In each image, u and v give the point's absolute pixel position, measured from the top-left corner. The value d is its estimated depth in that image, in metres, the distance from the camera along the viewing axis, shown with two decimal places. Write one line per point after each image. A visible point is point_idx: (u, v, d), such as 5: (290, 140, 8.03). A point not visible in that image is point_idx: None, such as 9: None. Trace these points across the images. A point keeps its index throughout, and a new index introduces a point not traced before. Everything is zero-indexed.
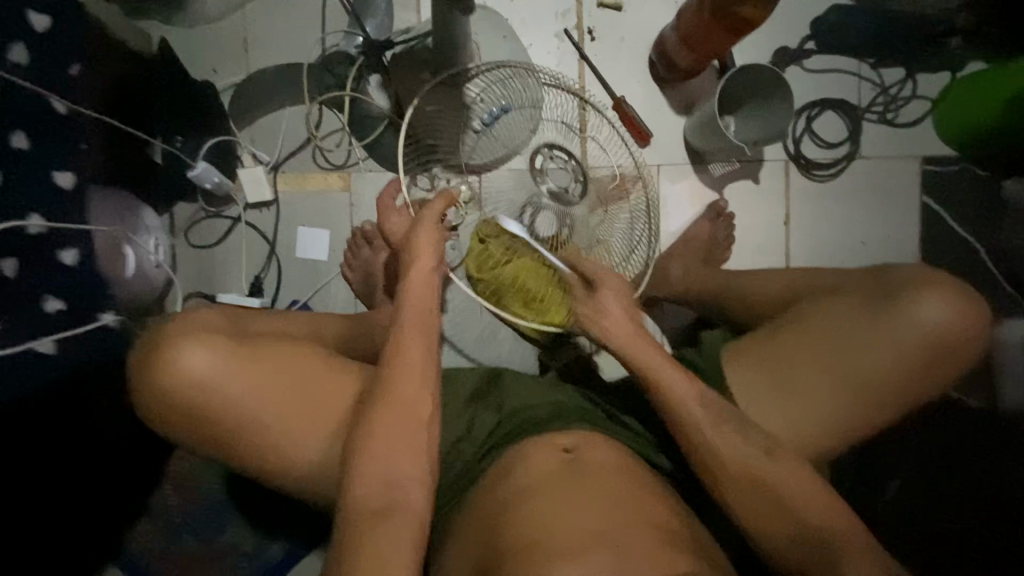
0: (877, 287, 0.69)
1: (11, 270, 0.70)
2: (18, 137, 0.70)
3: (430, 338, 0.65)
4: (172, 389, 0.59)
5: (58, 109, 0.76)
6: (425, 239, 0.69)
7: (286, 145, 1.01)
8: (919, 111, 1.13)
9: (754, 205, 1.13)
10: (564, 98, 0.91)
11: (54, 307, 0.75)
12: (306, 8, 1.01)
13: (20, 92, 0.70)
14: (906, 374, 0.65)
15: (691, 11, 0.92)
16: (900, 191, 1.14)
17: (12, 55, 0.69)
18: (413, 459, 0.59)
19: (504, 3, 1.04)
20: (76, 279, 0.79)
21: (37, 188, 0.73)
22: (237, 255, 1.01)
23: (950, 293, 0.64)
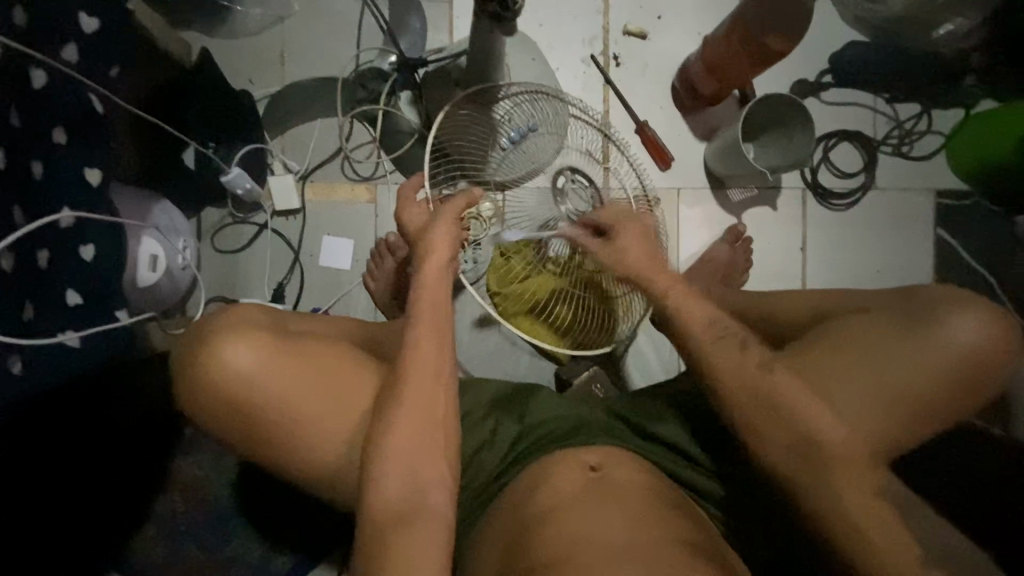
0: (908, 304, 0.64)
1: (90, 254, 0.66)
2: (55, 132, 0.62)
3: (444, 329, 0.64)
4: (212, 384, 0.59)
5: (95, 107, 0.66)
6: (440, 234, 0.70)
7: (316, 155, 1.03)
8: (930, 146, 1.17)
9: (771, 230, 1.15)
10: (586, 129, 0.99)
11: (73, 301, 0.66)
12: (342, 25, 1.04)
13: (73, 91, 0.64)
14: (939, 396, 0.60)
15: (717, 41, 0.95)
16: (912, 221, 1.17)
17: (62, 53, 0.62)
18: (441, 467, 0.58)
19: (533, 27, 1.08)
20: (90, 272, 0.67)
21: (71, 188, 0.64)
22: (261, 261, 1.02)
23: (982, 316, 0.61)
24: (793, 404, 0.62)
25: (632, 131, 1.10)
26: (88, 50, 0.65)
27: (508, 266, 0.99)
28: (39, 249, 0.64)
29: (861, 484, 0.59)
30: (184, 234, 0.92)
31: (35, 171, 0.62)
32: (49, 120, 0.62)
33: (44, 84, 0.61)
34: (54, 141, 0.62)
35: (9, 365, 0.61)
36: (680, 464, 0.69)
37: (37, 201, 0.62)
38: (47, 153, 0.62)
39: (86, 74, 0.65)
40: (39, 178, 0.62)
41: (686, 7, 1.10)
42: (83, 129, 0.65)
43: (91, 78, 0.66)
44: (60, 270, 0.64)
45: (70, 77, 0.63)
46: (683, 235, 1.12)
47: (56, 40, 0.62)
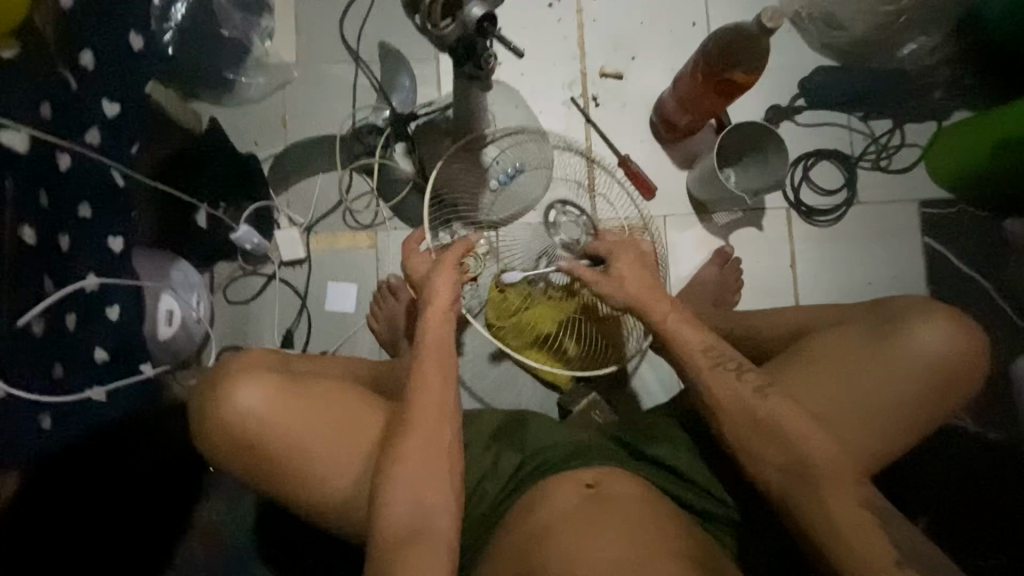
0: (876, 316, 0.68)
1: (114, 313, 0.73)
2: (80, 207, 0.69)
3: (448, 371, 0.67)
4: (229, 423, 0.63)
5: (116, 181, 0.73)
6: (442, 280, 0.73)
7: (318, 208, 1.10)
8: (909, 158, 1.20)
9: (760, 251, 1.18)
10: (574, 162, 1.06)
11: (99, 357, 0.72)
12: (338, 88, 1.13)
13: (95, 169, 0.70)
14: (914, 402, 0.62)
15: (685, 76, 1.01)
16: (900, 232, 1.18)
17: (86, 137, 0.68)
18: (439, 494, 0.61)
19: (515, 76, 1.15)
20: (119, 331, 0.74)
21: (93, 253, 0.70)
22: (270, 309, 1.08)
23: (948, 322, 0.63)
24: (792, 422, 0.62)
25: (615, 165, 1.15)
26: (111, 133, 0.70)
27: (506, 300, 1.00)
28: (67, 312, 0.68)
29: (861, 494, 0.59)
30: (198, 288, 0.97)
31: (62, 244, 0.67)
32: (74, 197, 0.68)
33: (68, 165, 0.67)
34: (80, 215, 0.69)
35: (39, 423, 0.66)
36: (681, 488, 0.70)
37: (63, 269, 0.68)
38: (73, 225, 0.68)
39: (113, 154, 0.71)
40: (65, 250, 0.68)
41: (658, 47, 1.17)
42: (103, 203, 0.71)
43: (115, 156, 0.72)
44: (88, 331, 0.70)
45: (92, 157, 0.69)
46: (673, 260, 1.16)
47: (81, 125, 0.67)
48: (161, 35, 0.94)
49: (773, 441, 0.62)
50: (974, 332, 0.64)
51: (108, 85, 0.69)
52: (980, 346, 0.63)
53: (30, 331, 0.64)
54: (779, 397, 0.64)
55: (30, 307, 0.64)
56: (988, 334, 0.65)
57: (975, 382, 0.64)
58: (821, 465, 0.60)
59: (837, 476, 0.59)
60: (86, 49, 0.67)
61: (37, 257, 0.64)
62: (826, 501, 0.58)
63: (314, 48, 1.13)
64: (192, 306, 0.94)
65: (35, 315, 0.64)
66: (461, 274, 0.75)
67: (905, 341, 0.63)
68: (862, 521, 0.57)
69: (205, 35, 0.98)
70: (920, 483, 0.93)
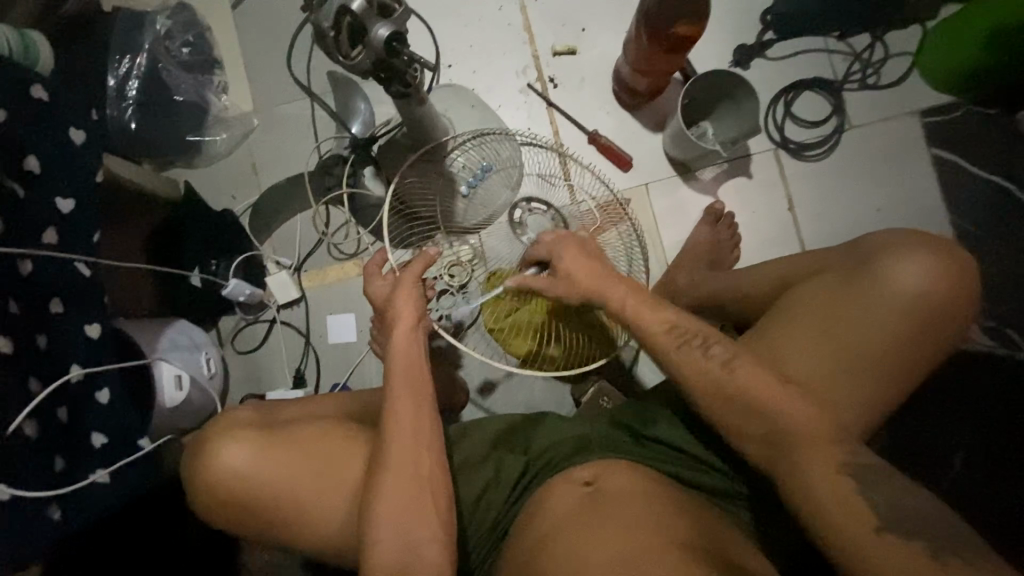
0: (853, 262, 0.68)
1: (106, 396, 0.77)
2: (53, 302, 0.73)
3: (420, 391, 0.68)
4: (219, 484, 0.66)
5: (83, 271, 0.76)
6: (403, 302, 0.74)
7: (303, 247, 1.12)
8: (900, 68, 1.10)
9: (755, 199, 1.11)
10: (540, 155, 1.03)
11: (99, 442, 0.75)
12: (299, 125, 1.14)
13: (60, 265, 0.73)
14: (903, 343, 0.63)
15: (633, 43, 0.99)
16: (904, 149, 1.09)
17: (44, 238, 0.72)
18: (426, 524, 0.62)
19: (467, 75, 1.13)
20: (114, 415, 0.77)
21: (74, 344, 0.74)
22: (278, 353, 1.11)
23: (927, 255, 0.64)
24: (762, 387, 0.63)
25: (586, 143, 1.11)
26: (68, 227, 0.75)
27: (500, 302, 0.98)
28: (59, 406, 0.72)
29: (840, 454, 0.59)
30: (204, 346, 1.01)
31: (41, 343, 0.71)
32: (44, 296, 0.72)
33: (32, 270, 0.70)
34: (52, 311, 0.72)
35: (48, 513, 0.68)
36: (686, 467, 0.70)
37: (49, 366, 0.71)
38: (48, 324, 0.72)
39: (75, 246, 0.75)
40: (44, 348, 0.71)
41: (605, 14, 1.13)
42: (77, 294, 0.75)
43: (78, 247, 0.75)
44: (82, 420, 0.74)
45: (55, 258, 0.73)
46: (663, 226, 1.11)
47: (36, 229, 0.71)
48: (121, 112, 0.97)
49: (749, 401, 0.62)
50: (953, 258, 0.64)
51: (64, 183, 0.75)
52: (964, 272, 0.64)
53: (20, 434, 0.66)
54: (750, 363, 0.64)
55: (16, 411, 0.66)
56: (973, 259, 0.65)
57: (967, 309, 0.64)
58: (802, 423, 0.60)
59: (818, 434, 0.60)
60: (30, 155, 0.71)
61: (27, 357, 0.68)
62: (808, 459, 0.59)
63: (268, 92, 1.15)
64: (200, 365, 0.98)
65: (22, 419, 0.66)
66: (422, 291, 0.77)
67: (884, 279, 0.64)
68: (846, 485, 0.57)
69: (160, 104, 1.01)
70: None
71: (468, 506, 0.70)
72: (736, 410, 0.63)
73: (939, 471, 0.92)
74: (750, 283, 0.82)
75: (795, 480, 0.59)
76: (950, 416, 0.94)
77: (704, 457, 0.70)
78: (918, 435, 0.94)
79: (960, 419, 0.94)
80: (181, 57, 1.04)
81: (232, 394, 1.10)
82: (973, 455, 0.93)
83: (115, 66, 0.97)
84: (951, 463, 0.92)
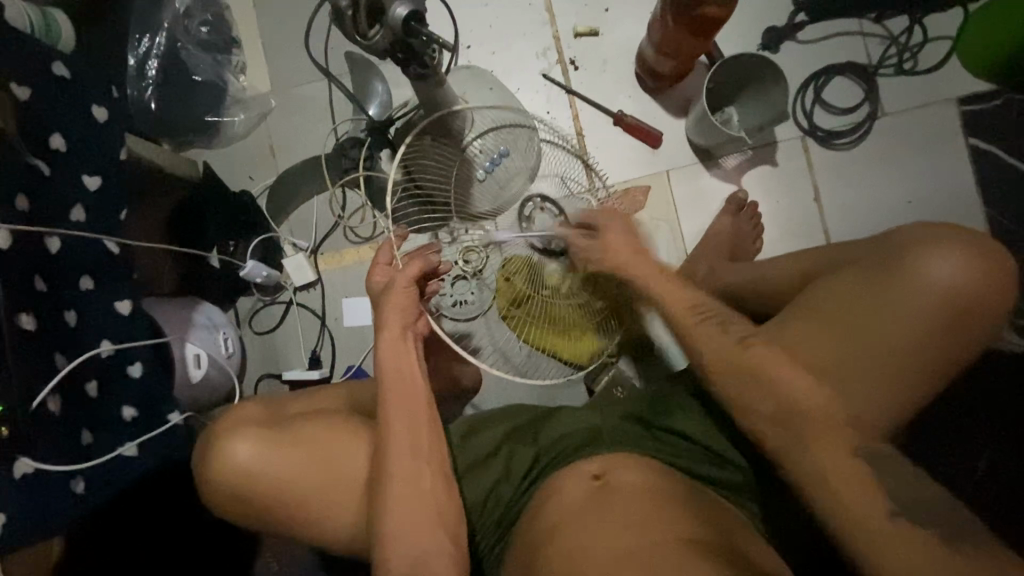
0: (883, 252, 0.66)
1: (138, 371, 0.80)
2: (83, 280, 0.75)
3: (416, 407, 0.67)
4: (228, 476, 0.68)
5: (111, 249, 0.78)
6: (392, 308, 0.72)
7: (320, 230, 1.12)
8: (939, 53, 1.05)
9: (779, 189, 1.08)
10: (564, 155, 0.95)
11: (130, 415, 0.78)
12: (316, 107, 1.13)
13: (87, 243, 0.75)
14: (931, 336, 0.61)
15: (658, 23, 0.96)
16: (939, 138, 1.05)
17: (72, 215, 0.73)
18: (434, 526, 0.62)
19: (485, 56, 1.11)
20: (146, 387, 0.80)
21: (103, 321, 0.76)
22: (294, 335, 1.12)
23: (959, 250, 0.61)
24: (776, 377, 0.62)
25: (609, 127, 1.09)
26: (97, 208, 0.76)
27: (513, 288, 0.96)
28: (88, 381, 0.73)
29: (854, 449, 0.57)
30: (223, 327, 1.02)
31: (69, 318, 0.72)
32: (77, 271, 0.74)
33: (59, 248, 0.72)
34: (83, 287, 0.74)
35: (72, 487, 0.69)
36: (699, 459, 0.69)
37: (74, 344, 0.72)
38: (77, 300, 0.74)
39: (102, 225, 0.77)
40: (75, 325, 0.73)
41: None
42: (103, 270, 0.77)
43: (107, 226, 0.77)
44: (111, 394, 0.76)
45: (81, 236, 0.74)
46: (683, 215, 1.09)
47: (64, 206, 0.73)
48: (140, 91, 0.98)
49: (766, 395, 0.61)
50: (991, 253, 0.61)
51: (86, 163, 0.75)
52: (1000, 269, 0.61)
53: (46, 411, 0.67)
54: (762, 352, 0.63)
55: (43, 387, 0.67)
56: (1010, 254, 0.62)
57: (1002, 307, 0.61)
58: (822, 421, 0.59)
59: (837, 432, 0.58)
60: (56, 133, 0.73)
61: (51, 332, 0.69)
62: (821, 453, 0.58)
63: (286, 72, 1.14)
64: (218, 345, 0.99)
65: (47, 394, 0.67)
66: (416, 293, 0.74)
67: (914, 275, 0.61)
68: (866, 481, 0.56)
69: (180, 86, 1.00)
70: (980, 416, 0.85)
71: (478, 499, 0.71)
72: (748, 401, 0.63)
73: (963, 473, 0.89)
74: (770, 276, 0.80)
75: (808, 474, 0.58)
76: (977, 415, 0.91)
77: (719, 450, 0.70)
78: (942, 434, 0.91)
79: (988, 419, 0.91)
80: (200, 36, 1.01)
81: (249, 374, 1.11)
82: (1000, 457, 0.90)
83: (137, 45, 0.98)
84: (976, 463, 0.90)
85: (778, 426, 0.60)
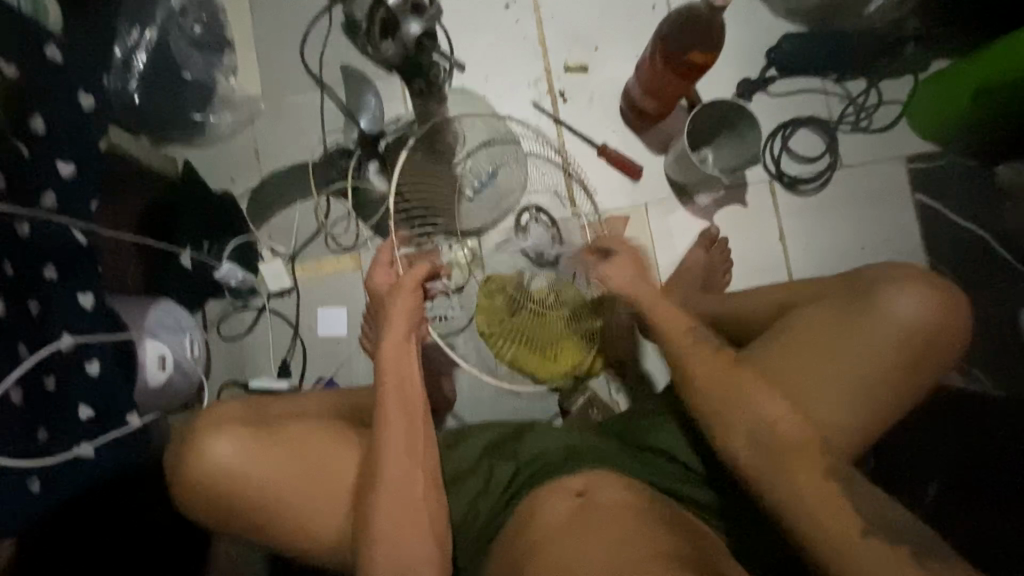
0: (853, 289, 0.71)
1: (96, 367, 0.74)
2: (46, 269, 0.71)
3: (413, 413, 0.67)
4: (205, 477, 0.65)
5: (79, 239, 0.74)
6: (398, 309, 0.73)
7: (300, 236, 1.11)
8: (890, 115, 1.16)
9: (747, 227, 1.14)
10: (549, 172, 0.97)
11: (86, 415, 0.73)
12: (306, 115, 1.13)
13: (58, 231, 0.72)
14: (897, 364, 0.65)
15: (646, 65, 1.02)
16: (889, 192, 1.14)
17: (42, 201, 0.71)
18: (423, 536, 0.62)
19: (479, 81, 1.15)
20: (102, 386, 0.75)
21: (66, 313, 0.72)
22: (265, 342, 1.08)
23: (922, 289, 0.66)
24: (750, 401, 0.65)
25: (594, 157, 1.14)
26: (69, 193, 0.74)
27: (494, 307, 0.96)
28: (47, 374, 0.70)
29: (804, 461, 0.62)
30: (190, 330, 0.99)
31: (30, 307, 0.70)
32: (39, 261, 0.71)
33: (28, 232, 0.69)
34: (46, 276, 0.71)
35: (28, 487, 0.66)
36: (675, 479, 0.72)
37: (40, 335, 0.70)
38: (38, 288, 0.71)
39: (71, 214, 0.74)
40: (35, 314, 0.70)
41: (618, 36, 1.16)
42: (71, 260, 0.74)
43: (76, 216, 0.74)
44: (68, 390, 0.72)
45: (51, 221, 0.71)
46: (659, 246, 1.14)
47: (35, 190, 0.70)
48: (123, 83, 0.96)
49: (743, 418, 0.65)
50: (946, 293, 0.67)
51: (68, 147, 0.73)
52: (956, 309, 0.66)
53: (7, 400, 0.65)
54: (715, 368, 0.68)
55: (7, 373, 0.65)
56: (965, 295, 0.68)
57: (955, 343, 0.67)
58: (787, 441, 0.63)
59: (807, 461, 0.61)
60: (36, 115, 0.71)
61: (13, 321, 0.67)
62: (799, 474, 0.61)
63: (277, 79, 1.14)
64: (184, 347, 0.96)
65: (10, 385, 0.65)
66: (422, 296, 0.75)
67: (881, 309, 0.66)
68: (838, 491, 0.60)
69: (170, 83, 0.99)
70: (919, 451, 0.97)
71: (460, 510, 0.71)
72: (729, 419, 0.66)
73: (914, 498, 0.95)
74: (746, 306, 0.84)
75: (781, 493, 0.61)
76: (925, 448, 0.98)
77: (688, 463, 0.73)
78: (894, 465, 0.97)
79: (938, 449, 0.97)
80: (193, 34, 0.99)
81: (213, 380, 1.07)
82: (948, 485, 0.95)
83: (125, 36, 0.94)
84: (925, 492, 0.96)
85: (733, 446, 0.64)
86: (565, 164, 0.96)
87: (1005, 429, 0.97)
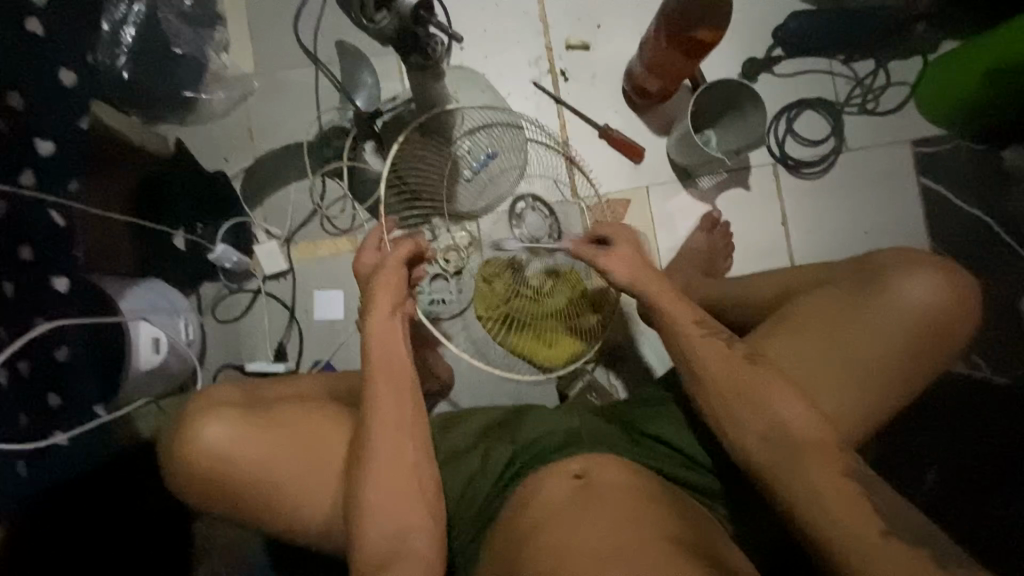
0: (859, 274, 0.70)
1: (65, 353, 0.74)
2: (21, 249, 0.70)
3: (402, 388, 0.66)
4: (199, 460, 0.64)
5: (56, 220, 0.74)
6: (383, 286, 0.71)
7: (296, 217, 1.08)
8: (898, 97, 1.13)
9: (750, 211, 1.13)
10: (552, 159, 0.97)
11: (55, 402, 0.73)
12: (301, 93, 1.10)
13: (29, 210, 0.71)
14: (903, 350, 0.64)
15: (650, 41, 0.99)
16: (894, 176, 1.13)
17: (20, 179, 0.70)
18: (417, 510, 0.62)
19: (478, 59, 1.12)
20: (73, 372, 0.75)
21: (43, 294, 0.71)
22: (260, 325, 1.07)
23: (930, 275, 0.65)
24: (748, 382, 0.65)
25: (595, 138, 1.11)
26: (45, 171, 0.73)
27: (492, 290, 0.94)
28: (22, 359, 0.69)
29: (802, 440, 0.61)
30: (184, 312, 0.97)
31: (6, 289, 0.68)
32: (17, 239, 0.69)
33: (1, 212, 0.68)
34: (23, 257, 0.70)
35: (14, 470, 0.69)
36: (672, 462, 0.71)
37: (16, 317, 0.68)
38: (18, 270, 0.69)
39: (47, 191, 0.73)
40: (11, 296, 0.68)
41: (622, 12, 1.13)
42: (49, 241, 0.73)
43: (51, 193, 0.74)
44: (38, 378, 0.71)
45: (28, 201, 0.71)
46: (661, 229, 1.12)
47: (13, 169, 0.69)
48: (112, 60, 0.88)
49: (743, 402, 0.64)
50: (955, 278, 0.66)
51: (48, 125, 0.72)
52: (965, 295, 0.65)
53: None
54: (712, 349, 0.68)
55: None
56: (975, 280, 0.67)
57: (963, 330, 0.66)
58: (783, 423, 0.63)
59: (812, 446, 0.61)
60: (12, 90, 0.69)
61: None
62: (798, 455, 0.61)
63: (269, 55, 1.11)
64: (178, 330, 0.94)
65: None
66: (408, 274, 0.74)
67: (887, 295, 0.65)
68: (845, 487, 0.59)
69: (158, 57, 0.93)
70: (918, 438, 0.98)
71: (456, 494, 0.70)
72: (730, 402, 0.65)
73: (914, 485, 0.96)
74: (747, 291, 0.83)
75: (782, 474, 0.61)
76: (928, 435, 0.98)
77: (688, 449, 0.72)
78: (895, 452, 0.98)
79: (934, 436, 0.98)
80: (182, 7, 0.94)
81: (208, 363, 1.05)
82: (945, 473, 0.97)
83: (111, 9, 0.86)
84: (924, 479, 0.96)
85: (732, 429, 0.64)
86: (566, 150, 0.94)
87: (1001, 417, 0.98)
